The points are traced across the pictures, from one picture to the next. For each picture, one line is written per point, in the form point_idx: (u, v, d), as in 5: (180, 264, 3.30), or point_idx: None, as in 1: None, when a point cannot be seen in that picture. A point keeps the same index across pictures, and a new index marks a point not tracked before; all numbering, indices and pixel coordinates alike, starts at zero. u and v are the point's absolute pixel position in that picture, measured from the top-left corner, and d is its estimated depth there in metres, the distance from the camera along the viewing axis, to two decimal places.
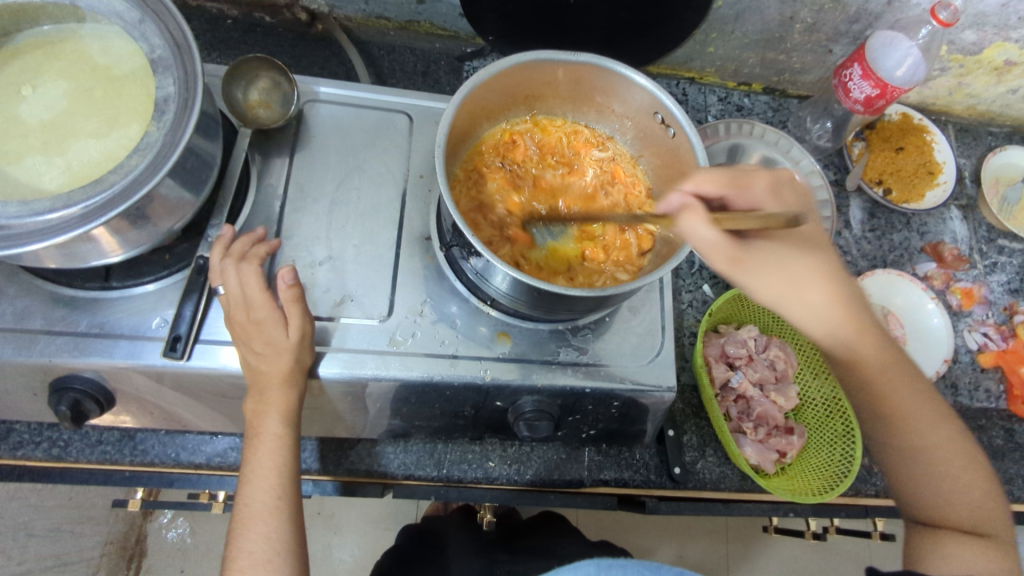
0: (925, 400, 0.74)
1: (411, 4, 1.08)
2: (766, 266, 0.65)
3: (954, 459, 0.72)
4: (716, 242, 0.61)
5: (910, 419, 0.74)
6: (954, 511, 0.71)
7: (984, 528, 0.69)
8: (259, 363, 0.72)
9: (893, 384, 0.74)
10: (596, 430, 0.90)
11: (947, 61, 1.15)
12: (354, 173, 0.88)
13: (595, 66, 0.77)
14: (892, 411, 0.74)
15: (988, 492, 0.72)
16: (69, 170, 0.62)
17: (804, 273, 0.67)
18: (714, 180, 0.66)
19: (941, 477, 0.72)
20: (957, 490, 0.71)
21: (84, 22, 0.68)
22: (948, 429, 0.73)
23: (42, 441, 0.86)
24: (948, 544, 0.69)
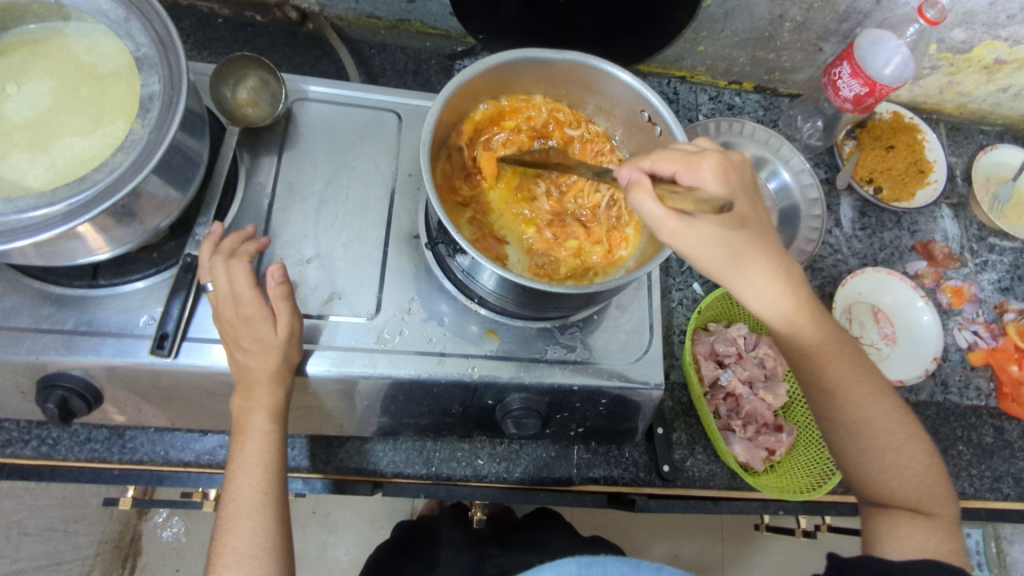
0: (864, 376, 0.75)
1: (401, 3, 1.09)
2: (702, 239, 0.62)
3: (900, 439, 0.74)
4: (665, 217, 0.60)
5: (852, 396, 0.74)
6: (902, 490, 0.73)
7: (930, 506, 0.72)
8: (248, 360, 0.72)
9: (831, 359, 0.73)
10: (584, 428, 0.90)
11: (937, 59, 1.16)
12: (343, 171, 0.88)
13: (580, 64, 0.77)
14: (824, 384, 0.74)
15: (931, 469, 0.74)
16: (54, 168, 0.62)
17: (744, 251, 0.65)
18: (669, 159, 0.61)
19: (887, 457, 0.74)
20: (901, 470, 0.74)
21: (69, 20, 0.68)
22: (889, 407, 0.75)
23: (31, 439, 0.86)
24: (899, 525, 0.71)
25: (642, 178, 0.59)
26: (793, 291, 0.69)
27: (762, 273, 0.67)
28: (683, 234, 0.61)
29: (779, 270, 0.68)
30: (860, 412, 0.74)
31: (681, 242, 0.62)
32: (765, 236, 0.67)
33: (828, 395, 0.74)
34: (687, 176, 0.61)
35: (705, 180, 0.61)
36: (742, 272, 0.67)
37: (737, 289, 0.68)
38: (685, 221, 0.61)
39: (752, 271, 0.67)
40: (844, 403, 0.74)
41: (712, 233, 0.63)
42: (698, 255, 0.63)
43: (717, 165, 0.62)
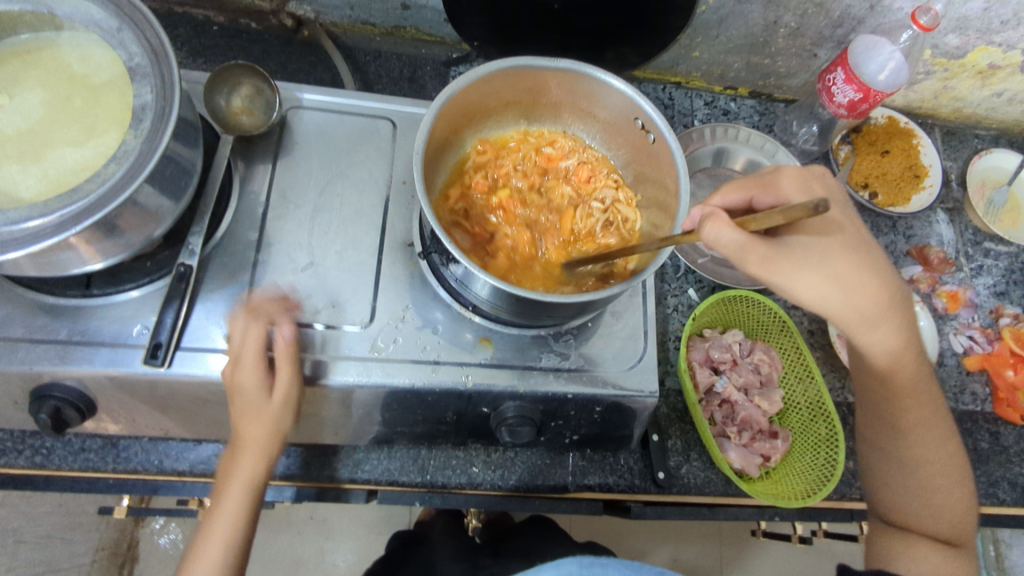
0: (940, 419, 0.82)
1: (396, 9, 1.11)
2: (806, 266, 0.64)
3: (950, 480, 0.80)
4: (744, 245, 0.59)
5: (923, 433, 0.81)
6: (935, 523, 0.78)
7: (960, 539, 0.78)
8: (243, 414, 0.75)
9: (915, 401, 0.80)
10: (578, 436, 0.90)
11: (931, 64, 1.16)
12: (337, 180, 0.88)
13: (574, 73, 0.78)
14: (901, 423, 0.81)
15: (969, 509, 0.80)
16: (46, 179, 0.62)
17: (856, 275, 0.67)
18: (737, 189, 0.70)
19: (933, 492, 0.79)
20: (943, 508, 0.79)
21: (61, 30, 0.68)
22: (952, 449, 0.81)
23: (25, 449, 0.86)
24: (917, 547, 0.77)
25: (714, 210, 0.61)
26: (895, 317, 0.72)
27: (867, 298, 0.68)
28: (779, 263, 0.63)
29: (887, 291, 0.70)
30: (924, 451, 0.81)
31: (796, 275, 0.64)
32: (874, 257, 0.69)
33: (901, 432, 0.81)
34: (767, 198, 0.68)
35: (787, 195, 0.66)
36: (854, 297, 0.68)
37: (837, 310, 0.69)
38: (775, 251, 0.63)
39: (865, 297, 0.68)
40: (914, 440, 0.81)
41: (816, 256, 0.65)
42: (809, 287, 0.65)
43: (797, 178, 0.67)
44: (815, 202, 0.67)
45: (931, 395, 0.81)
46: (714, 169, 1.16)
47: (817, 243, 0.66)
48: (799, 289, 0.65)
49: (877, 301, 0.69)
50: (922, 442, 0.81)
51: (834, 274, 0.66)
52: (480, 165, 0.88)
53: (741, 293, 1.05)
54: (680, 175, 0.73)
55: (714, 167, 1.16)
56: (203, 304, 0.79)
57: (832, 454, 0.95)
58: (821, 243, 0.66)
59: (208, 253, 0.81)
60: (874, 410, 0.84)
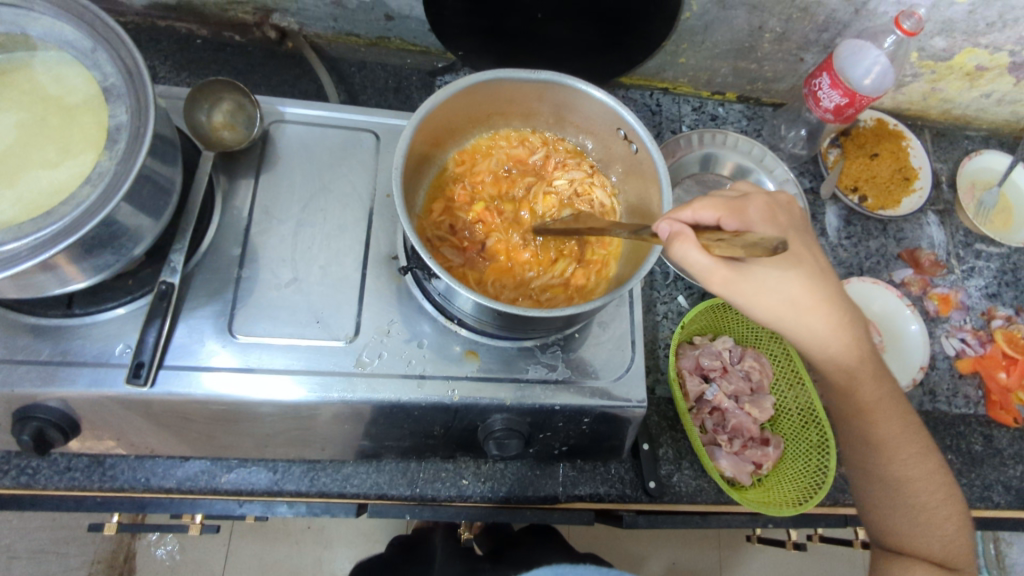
0: (915, 437, 0.82)
1: (380, 20, 1.10)
2: (761, 287, 0.65)
3: (934, 499, 0.81)
4: (709, 266, 0.59)
5: (899, 452, 0.81)
6: (926, 543, 0.81)
7: (955, 561, 0.80)
8: None
9: (883, 417, 0.81)
10: (567, 447, 0.90)
11: (918, 67, 1.15)
12: (321, 194, 0.88)
13: (555, 83, 0.77)
14: (875, 439, 0.81)
15: (961, 529, 0.82)
16: (20, 202, 0.62)
17: (808, 298, 0.67)
18: (712, 207, 0.63)
19: (920, 512, 0.81)
20: (934, 528, 0.81)
21: (35, 51, 0.68)
22: (933, 467, 0.82)
23: (10, 469, 0.86)
24: (914, 569, 0.79)
25: (682, 229, 0.58)
26: (847, 334, 0.72)
27: (813, 317, 0.69)
28: (740, 283, 0.63)
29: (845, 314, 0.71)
30: (904, 469, 0.81)
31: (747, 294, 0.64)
32: (828, 282, 0.69)
33: (878, 450, 0.82)
34: (734, 220, 0.63)
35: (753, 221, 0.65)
36: (797, 316, 0.68)
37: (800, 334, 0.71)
38: (738, 271, 0.63)
39: (810, 316, 0.68)
40: (890, 459, 0.81)
41: (774, 277, 0.66)
42: (757, 303, 0.65)
43: (763, 207, 0.66)
44: (777, 230, 0.66)
45: (898, 411, 0.82)
46: (702, 175, 1.16)
47: (777, 266, 0.66)
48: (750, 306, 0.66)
49: (828, 321, 0.70)
50: (902, 462, 0.81)
51: (784, 294, 0.66)
52: (467, 170, 0.88)
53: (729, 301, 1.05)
54: (662, 186, 0.73)
55: (702, 173, 1.16)
56: (187, 321, 0.78)
57: (824, 460, 0.94)
58: (782, 268, 0.66)
59: (191, 270, 0.81)
60: (843, 426, 0.84)
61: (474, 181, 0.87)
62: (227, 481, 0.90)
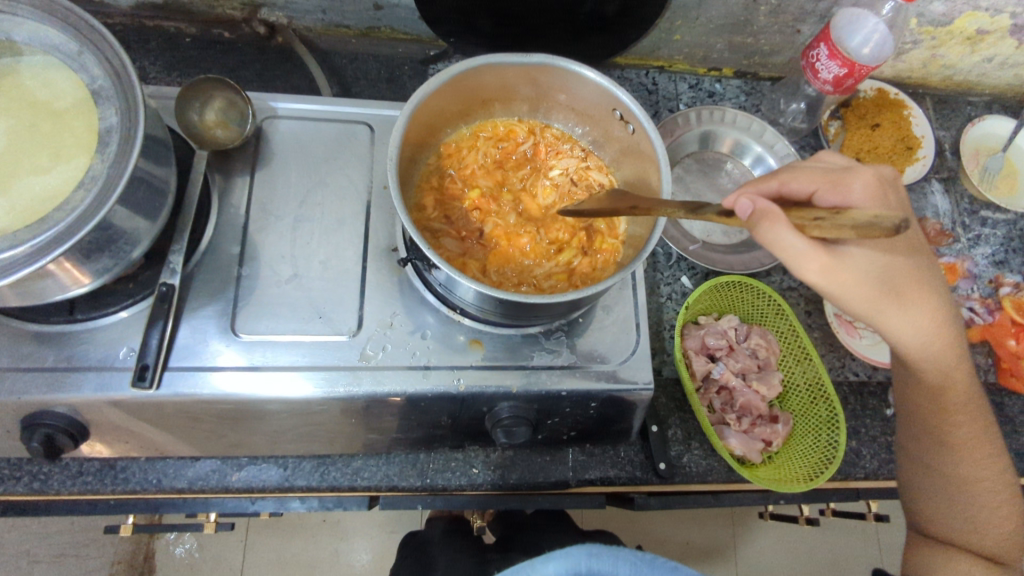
0: (988, 436, 0.81)
1: (369, 10, 1.09)
2: (856, 271, 0.63)
3: (995, 497, 0.79)
4: (809, 251, 0.57)
5: (974, 448, 0.80)
6: (979, 539, 0.78)
7: (1006, 557, 0.77)
8: None
9: (965, 416, 0.80)
10: (576, 432, 0.90)
11: (918, 33, 1.14)
12: (317, 189, 0.88)
13: (548, 66, 0.76)
14: (949, 437, 0.80)
15: (1017, 529, 0.79)
16: (14, 210, 0.61)
17: (903, 285, 0.66)
18: (807, 179, 0.66)
19: (980, 508, 0.79)
20: (991, 525, 0.78)
21: (20, 56, 0.66)
22: (999, 465, 0.81)
23: (23, 475, 0.86)
24: (960, 561, 0.77)
25: (771, 207, 0.56)
26: (947, 329, 0.72)
27: (912, 308, 0.68)
28: (839, 270, 0.61)
29: (936, 304, 0.70)
30: (973, 467, 0.80)
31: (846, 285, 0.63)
32: (922, 265, 0.68)
33: (951, 446, 0.80)
34: (832, 195, 0.65)
35: (854, 196, 0.63)
36: (902, 308, 0.68)
37: (895, 328, 0.70)
38: (837, 258, 0.61)
39: (913, 308, 0.68)
40: (961, 455, 0.80)
41: (868, 260, 0.64)
42: (855, 294, 0.64)
43: (871, 184, 0.65)
44: (887, 209, 0.64)
45: (981, 410, 0.80)
46: (701, 153, 1.15)
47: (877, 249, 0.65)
48: (848, 296, 0.64)
49: (930, 313, 0.70)
50: (974, 458, 0.80)
51: (884, 282, 0.65)
52: (466, 160, 0.86)
53: (734, 279, 1.05)
54: (661, 167, 0.72)
55: (701, 151, 1.15)
56: (189, 322, 0.78)
57: (834, 436, 0.95)
58: (879, 251, 0.65)
59: (191, 270, 0.80)
60: (919, 419, 0.83)
61: (474, 170, 0.86)
62: (238, 480, 0.89)
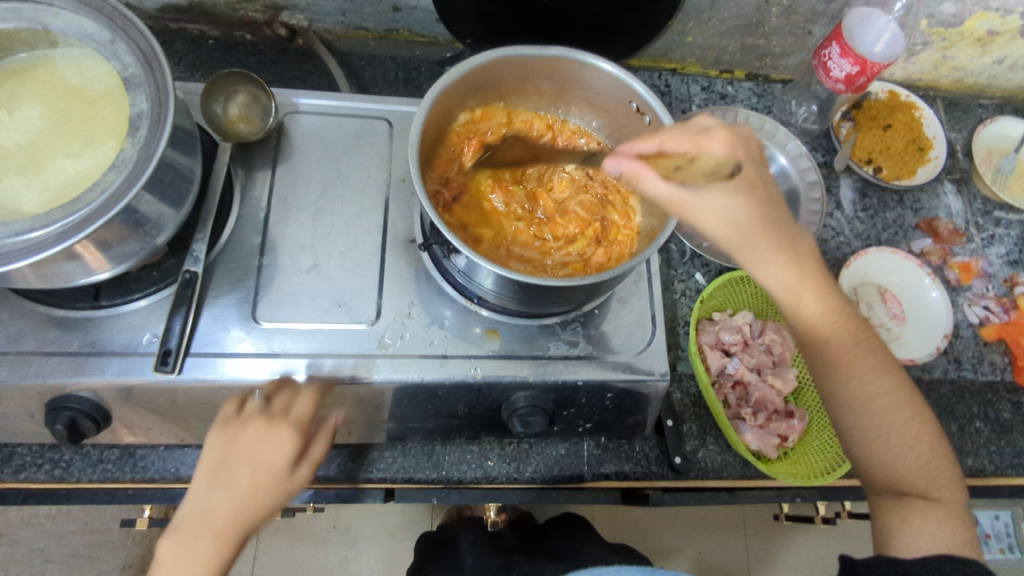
0: (870, 348, 0.72)
1: (388, 12, 1.12)
2: (711, 211, 0.62)
3: (905, 420, 0.70)
4: (671, 192, 0.61)
5: (847, 366, 0.71)
6: (908, 471, 0.69)
7: (936, 492, 0.67)
8: (212, 512, 0.67)
9: (841, 332, 0.71)
10: (592, 423, 0.90)
11: (929, 34, 1.15)
12: (337, 182, 0.89)
13: (565, 58, 0.77)
14: (834, 357, 0.71)
15: (936, 450, 0.70)
16: (47, 191, 0.63)
17: (755, 230, 0.63)
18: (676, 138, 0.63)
19: (884, 432, 0.70)
20: (904, 454, 0.69)
21: (57, 46, 0.69)
22: (894, 382, 0.72)
23: (45, 462, 0.87)
24: (913, 518, 0.66)
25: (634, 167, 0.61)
26: (806, 270, 0.67)
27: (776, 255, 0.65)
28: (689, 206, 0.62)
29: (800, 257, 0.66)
30: (857, 387, 0.71)
31: (694, 217, 0.62)
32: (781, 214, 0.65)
33: (830, 367, 0.71)
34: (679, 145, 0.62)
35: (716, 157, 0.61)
36: (753, 251, 0.64)
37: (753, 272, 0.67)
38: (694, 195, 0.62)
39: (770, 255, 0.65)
40: (846, 375, 0.71)
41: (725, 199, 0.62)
42: (714, 231, 0.63)
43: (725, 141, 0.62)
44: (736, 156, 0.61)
45: (856, 327, 0.71)
46: None
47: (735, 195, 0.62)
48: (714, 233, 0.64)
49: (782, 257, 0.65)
50: (862, 381, 0.71)
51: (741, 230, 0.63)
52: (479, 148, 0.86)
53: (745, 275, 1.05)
54: None
55: None
56: (210, 309, 0.80)
57: None
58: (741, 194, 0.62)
59: (214, 259, 0.82)
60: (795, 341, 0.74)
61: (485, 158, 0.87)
62: None
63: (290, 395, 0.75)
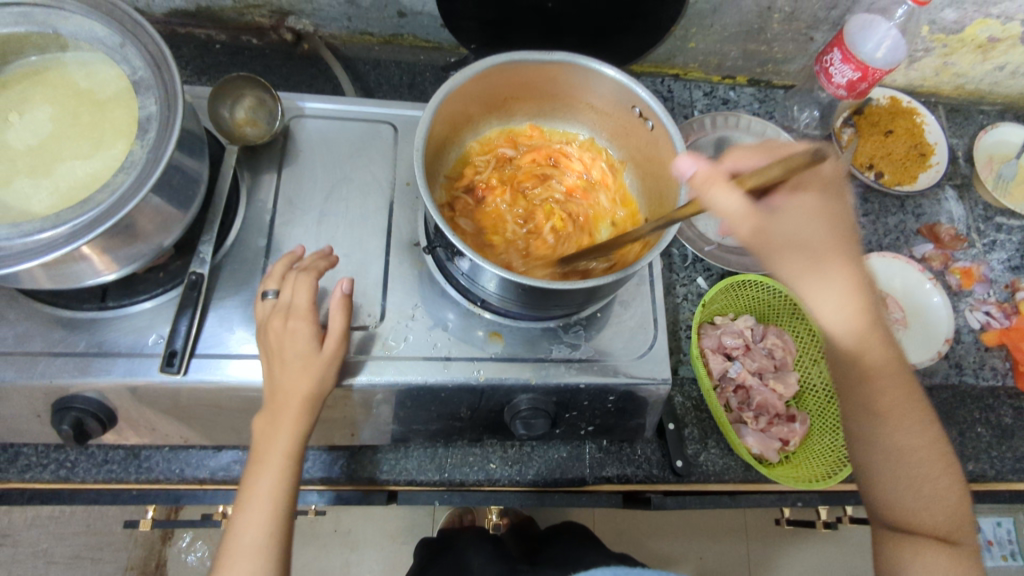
0: (915, 404, 0.74)
1: (393, 18, 1.13)
2: (780, 236, 0.60)
3: (936, 468, 0.73)
4: (747, 208, 0.57)
5: (894, 417, 0.73)
6: (932, 517, 0.72)
7: (957, 536, 0.71)
8: (283, 381, 0.73)
9: (888, 381, 0.72)
10: (594, 426, 0.90)
11: (929, 41, 1.15)
12: (342, 185, 0.90)
13: (569, 64, 0.78)
14: (877, 404, 0.73)
15: (961, 501, 0.73)
16: (57, 193, 0.64)
17: (826, 253, 0.62)
18: (750, 154, 0.62)
19: (918, 482, 0.72)
20: (934, 501, 0.72)
21: (66, 50, 0.70)
22: (928, 433, 0.74)
23: (50, 463, 0.87)
24: (925, 554, 0.70)
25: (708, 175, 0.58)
26: (866, 309, 0.66)
27: (842, 277, 0.63)
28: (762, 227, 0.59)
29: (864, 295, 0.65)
30: (900, 437, 0.73)
31: (761, 239, 0.60)
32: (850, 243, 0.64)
33: (877, 415, 0.73)
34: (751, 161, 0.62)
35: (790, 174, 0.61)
36: (818, 279, 0.62)
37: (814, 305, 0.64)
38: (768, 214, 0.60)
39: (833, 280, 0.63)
40: (889, 424, 0.73)
41: (795, 218, 0.61)
42: (784, 257, 0.61)
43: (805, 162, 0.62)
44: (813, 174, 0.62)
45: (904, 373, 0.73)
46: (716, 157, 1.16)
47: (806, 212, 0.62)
48: (780, 256, 0.61)
49: (847, 277, 0.63)
50: (902, 429, 0.73)
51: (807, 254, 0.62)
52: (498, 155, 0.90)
53: (747, 279, 1.05)
54: (678, 159, 0.73)
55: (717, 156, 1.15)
56: (216, 311, 0.80)
57: None
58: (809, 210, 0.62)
59: (219, 261, 0.83)
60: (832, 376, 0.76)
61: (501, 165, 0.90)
62: None
63: (289, 289, 0.77)
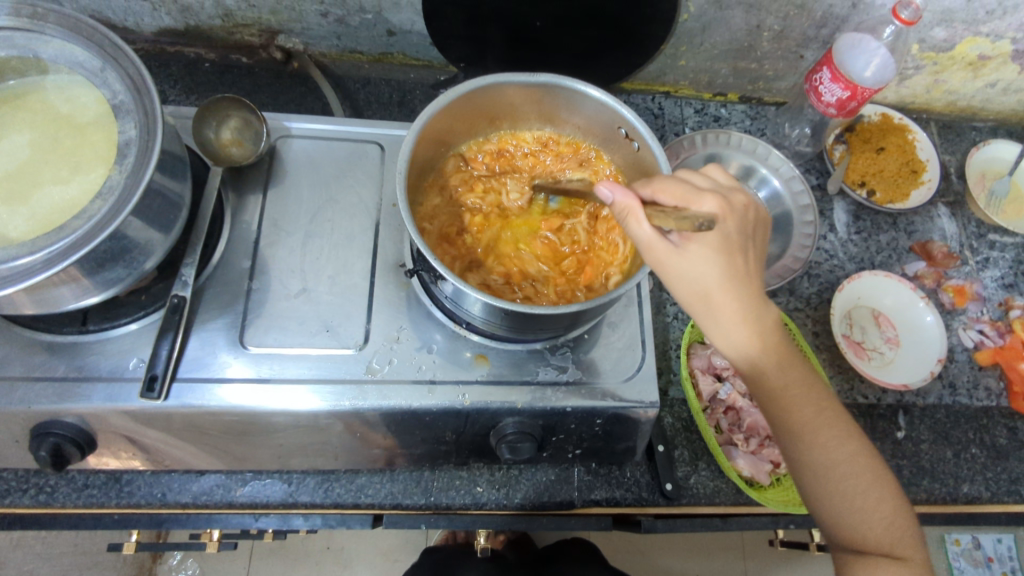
0: (834, 417, 0.72)
1: (382, 36, 1.13)
2: (686, 275, 0.63)
3: (865, 479, 0.71)
4: (654, 239, 0.61)
5: (817, 435, 0.71)
6: (872, 532, 0.70)
7: (901, 548, 0.69)
8: None
9: (799, 399, 0.71)
10: (581, 449, 0.89)
11: (920, 59, 1.15)
12: (327, 206, 0.89)
13: (554, 86, 0.78)
14: (793, 424, 0.71)
15: (899, 508, 0.71)
16: (33, 219, 0.63)
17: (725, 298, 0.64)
18: (670, 190, 0.61)
19: (851, 496, 0.70)
20: (871, 512, 0.70)
21: (47, 74, 0.69)
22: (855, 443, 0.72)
23: (29, 487, 0.87)
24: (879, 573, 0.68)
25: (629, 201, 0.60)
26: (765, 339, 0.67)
27: (731, 311, 0.64)
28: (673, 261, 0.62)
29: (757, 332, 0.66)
30: (826, 453, 0.71)
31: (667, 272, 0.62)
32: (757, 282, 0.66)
33: (796, 436, 0.71)
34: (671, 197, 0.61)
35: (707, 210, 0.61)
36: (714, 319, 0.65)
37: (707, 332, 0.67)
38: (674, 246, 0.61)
39: (728, 323, 0.65)
40: (811, 444, 0.71)
41: (699, 256, 0.62)
42: (681, 288, 0.64)
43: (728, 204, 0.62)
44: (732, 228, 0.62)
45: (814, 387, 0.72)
46: None
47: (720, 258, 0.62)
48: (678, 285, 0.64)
49: (739, 316, 0.65)
50: (824, 445, 0.71)
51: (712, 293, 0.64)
52: (519, 163, 0.91)
53: None
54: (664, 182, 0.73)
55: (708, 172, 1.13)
56: (199, 334, 0.79)
57: None
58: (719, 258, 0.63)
59: (202, 284, 0.82)
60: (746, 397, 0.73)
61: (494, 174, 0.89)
62: (242, 495, 0.89)
63: None
